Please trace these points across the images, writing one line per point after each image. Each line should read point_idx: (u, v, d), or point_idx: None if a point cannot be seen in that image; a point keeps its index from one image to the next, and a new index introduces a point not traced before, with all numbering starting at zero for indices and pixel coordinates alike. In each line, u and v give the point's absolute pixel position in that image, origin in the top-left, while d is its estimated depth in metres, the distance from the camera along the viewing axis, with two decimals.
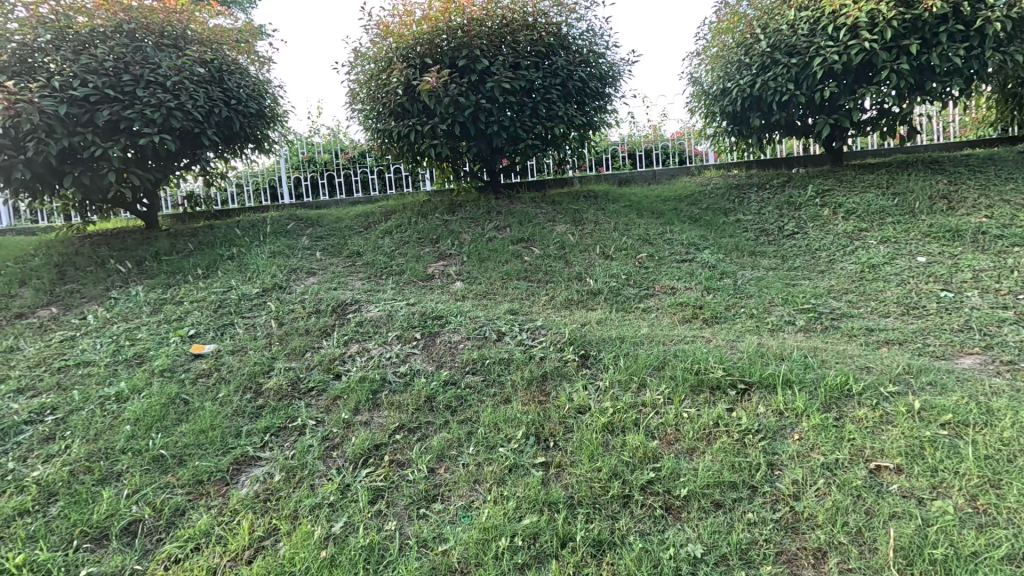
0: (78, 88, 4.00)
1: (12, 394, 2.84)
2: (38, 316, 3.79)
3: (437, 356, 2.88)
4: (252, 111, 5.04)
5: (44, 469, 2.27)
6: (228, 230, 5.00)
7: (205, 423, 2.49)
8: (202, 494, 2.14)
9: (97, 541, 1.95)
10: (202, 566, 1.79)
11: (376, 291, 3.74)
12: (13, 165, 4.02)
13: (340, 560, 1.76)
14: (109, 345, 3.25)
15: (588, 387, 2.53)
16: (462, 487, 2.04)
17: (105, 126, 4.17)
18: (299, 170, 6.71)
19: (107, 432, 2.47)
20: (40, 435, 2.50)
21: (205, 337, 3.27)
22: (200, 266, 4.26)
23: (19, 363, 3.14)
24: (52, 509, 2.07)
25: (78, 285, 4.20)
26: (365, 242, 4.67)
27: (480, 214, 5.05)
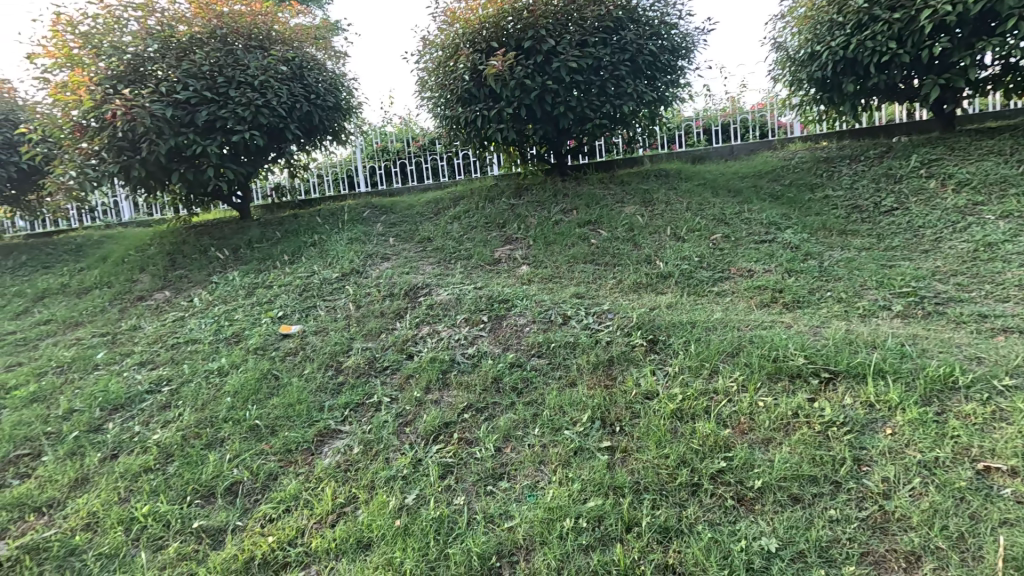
0: (181, 92, 4.41)
1: (136, 367, 3.24)
2: (155, 299, 4.28)
3: (504, 338, 2.93)
4: (329, 104, 5.32)
5: (162, 432, 2.59)
6: (311, 219, 5.33)
7: (294, 397, 2.71)
8: (291, 461, 2.34)
9: (206, 498, 2.19)
10: (292, 527, 1.97)
11: (445, 275, 3.86)
12: (131, 165, 4.52)
13: (413, 530, 1.87)
14: (211, 324, 3.61)
15: (656, 372, 2.48)
16: (527, 467, 2.08)
17: (204, 125, 4.58)
18: (374, 159, 7.00)
19: (212, 402, 2.76)
20: (158, 403, 2.84)
21: (292, 318, 3.54)
22: (287, 253, 4.59)
23: (141, 341, 3.58)
24: (170, 468, 2.36)
25: (186, 270, 4.69)
26: (435, 228, 4.80)
27: (546, 197, 5.02)
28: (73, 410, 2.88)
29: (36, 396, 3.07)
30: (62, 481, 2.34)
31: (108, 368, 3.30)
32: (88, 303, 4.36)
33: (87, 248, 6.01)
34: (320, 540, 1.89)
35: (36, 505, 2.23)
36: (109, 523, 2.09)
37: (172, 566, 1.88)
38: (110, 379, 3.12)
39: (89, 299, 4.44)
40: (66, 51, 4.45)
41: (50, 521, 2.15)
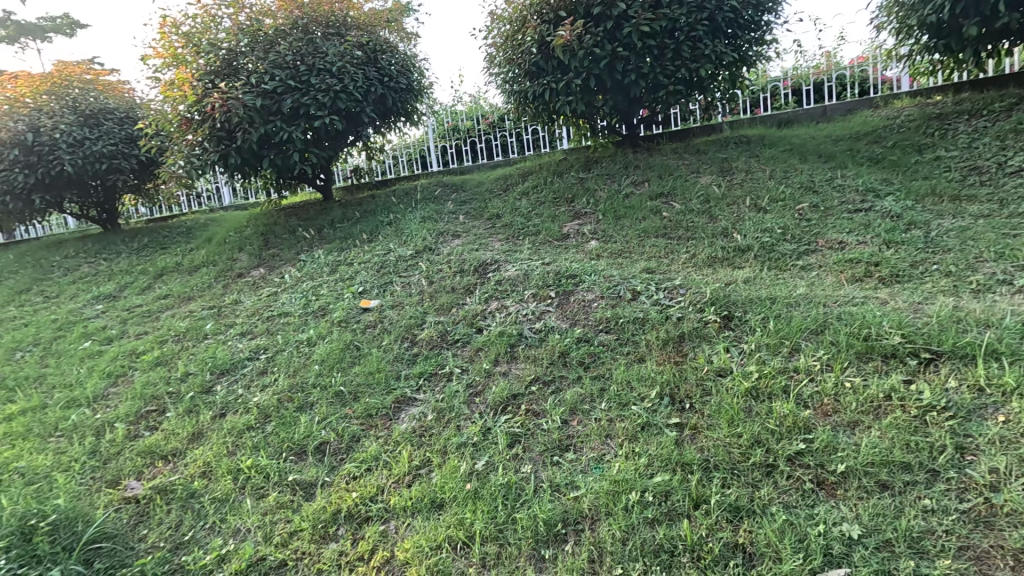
0: (268, 83, 4.71)
1: (238, 337, 3.61)
2: (252, 276, 4.71)
3: (572, 314, 2.93)
4: (402, 86, 5.49)
5: (262, 395, 2.88)
6: (387, 199, 5.56)
7: (373, 366, 2.90)
8: (372, 425, 2.52)
9: (299, 454, 2.42)
10: (373, 485, 2.13)
11: (514, 251, 3.90)
12: (229, 152, 4.91)
13: (482, 494, 1.95)
14: (301, 299, 3.91)
15: (730, 349, 2.38)
16: (594, 440, 2.10)
17: (290, 113, 4.88)
18: (445, 139, 7.13)
19: (302, 369, 3.02)
20: (258, 369, 3.16)
21: (371, 293, 3.75)
22: (366, 232, 4.84)
23: (242, 313, 3.96)
24: (268, 427, 2.62)
25: (278, 249, 5.09)
26: (504, 204, 4.85)
27: (617, 169, 4.88)
28: (189, 373, 3.26)
29: (160, 360, 3.51)
30: (182, 434, 2.68)
31: (216, 337, 3.69)
32: (198, 280, 4.88)
33: (196, 230, 6.68)
34: (397, 498, 2.03)
35: (163, 453, 2.58)
36: (220, 472, 2.37)
37: (272, 512, 2.11)
38: (218, 347, 3.50)
39: (199, 276, 4.96)
40: (173, 51, 4.89)
41: (174, 467, 2.48)
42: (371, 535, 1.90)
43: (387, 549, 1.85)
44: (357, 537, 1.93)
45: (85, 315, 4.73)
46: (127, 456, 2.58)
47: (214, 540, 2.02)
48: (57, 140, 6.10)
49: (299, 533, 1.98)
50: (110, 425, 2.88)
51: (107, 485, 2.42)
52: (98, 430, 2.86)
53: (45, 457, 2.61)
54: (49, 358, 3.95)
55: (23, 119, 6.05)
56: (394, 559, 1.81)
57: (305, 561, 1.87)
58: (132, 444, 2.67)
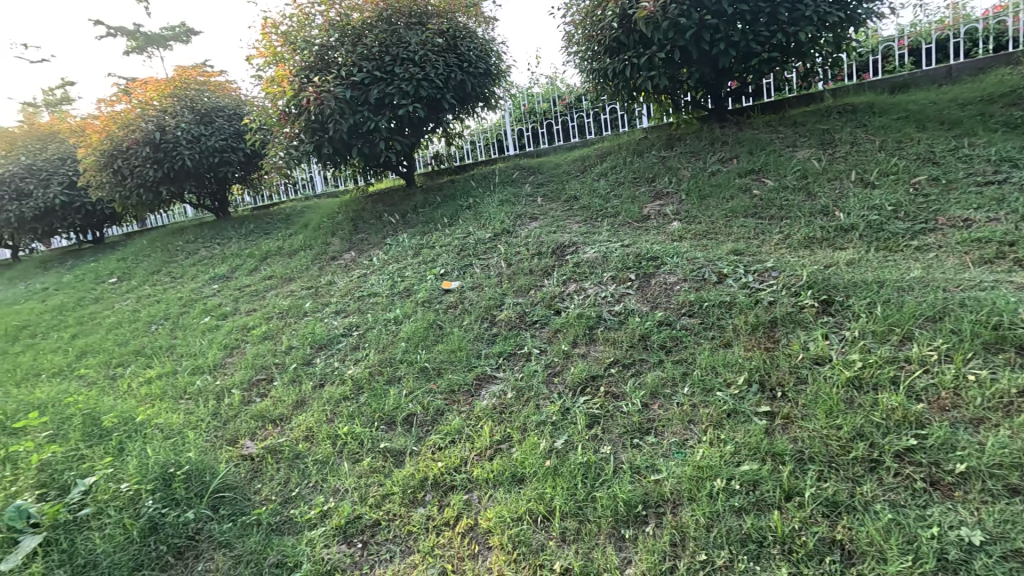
0: (357, 75, 4.96)
1: (333, 315, 3.90)
2: (344, 258, 5.04)
3: (653, 297, 2.86)
4: (480, 71, 5.57)
5: (355, 369, 3.11)
6: (466, 183, 5.69)
7: (455, 344, 3.02)
8: (455, 400, 2.64)
9: (389, 424, 2.59)
10: (457, 456, 2.24)
11: (592, 233, 3.85)
12: (322, 142, 5.23)
13: (562, 471, 1.99)
14: (387, 280, 4.13)
15: (829, 336, 2.21)
16: (676, 425, 2.06)
17: (376, 103, 5.12)
18: (522, 122, 7.13)
19: (391, 346, 3.21)
20: (351, 345, 3.40)
21: (452, 275, 3.88)
22: (447, 216, 4.99)
23: (335, 293, 4.26)
24: (361, 398, 2.83)
25: (366, 234, 5.40)
26: (582, 185, 4.79)
27: (702, 146, 4.64)
28: (292, 347, 3.58)
29: (267, 335, 3.88)
30: (287, 401, 2.96)
31: (314, 315, 4.01)
32: (296, 262, 5.30)
33: (294, 217, 7.24)
34: (480, 470, 2.12)
35: (272, 418, 2.86)
36: (321, 437, 2.60)
37: (366, 476, 2.28)
38: (316, 323, 3.81)
39: (297, 259, 5.39)
40: (273, 50, 5.25)
41: (282, 430, 2.75)
42: (456, 503, 2.01)
43: (471, 517, 1.94)
44: (442, 504, 2.05)
45: (205, 293, 5.33)
46: (243, 418, 2.90)
47: (317, 498, 2.23)
48: (179, 137, 6.84)
49: (391, 496, 2.13)
50: (228, 390, 3.24)
51: (227, 442, 2.73)
52: (219, 394, 3.24)
53: (178, 416, 3.00)
54: (177, 330, 4.50)
55: (152, 120, 6.84)
56: (478, 526, 1.90)
57: (396, 522, 2.01)
58: (246, 408, 3.00)
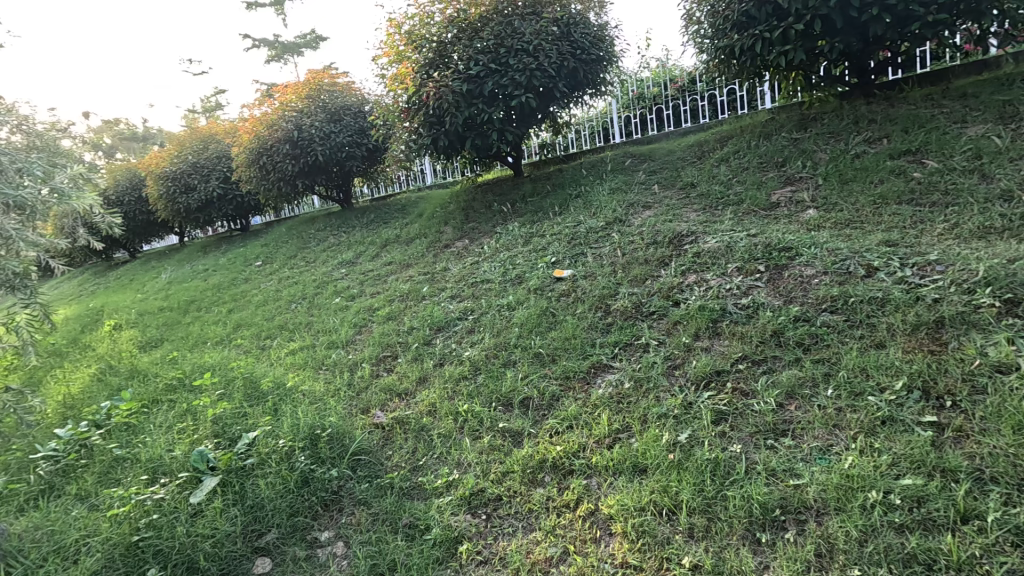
0: (473, 68, 5.12)
1: (449, 299, 4.10)
2: (456, 246, 5.27)
3: (786, 290, 2.65)
4: (592, 57, 5.49)
5: (472, 351, 3.25)
6: (575, 172, 5.66)
7: (570, 332, 3.04)
8: (570, 387, 2.66)
9: (506, 406, 2.68)
10: (575, 442, 2.26)
11: (712, 222, 3.66)
12: (438, 135, 5.49)
13: (687, 465, 1.93)
14: (499, 268, 4.26)
15: (1017, 341, 1.92)
16: (817, 429, 1.90)
17: (490, 94, 5.27)
18: (630, 108, 6.90)
19: (505, 330, 3.32)
20: (467, 328, 3.57)
21: (563, 264, 3.90)
22: (556, 205, 5.01)
23: (451, 279, 4.48)
24: (479, 378, 2.96)
25: (477, 222, 5.60)
26: (700, 172, 4.55)
27: (843, 126, 4.18)
28: (413, 328, 3.84)
29: (390, 315, 4.20)
30: (411, 377, 3.18)
31: (431, 299, 4.26)
32: (413, 249, 5.64)
33: (409, 207, 7.70)
34: (599, 457, 2.13)
35: (398, 392, 3.10)
36: (443, 412, 2.76)
37: (487, 452, 2.39)
38: (434, 307, 4.04)
39: (414, 246, 5.73)
40: (396, 50, 5.58)
41: (408, 404, 2.96)
42: (576, 486, 2.04)
43: (592, 502, 1.96)
44: (562, 486, 2.09)
45: (334, 276, 5.88)
46: (374, 390, 3.17)
47: (443, 468, 2.37)
48: (313, 134, 7.56)
49: (511, 474, 2.21)
50: (359, 364, 3.56)
51: (361, 411, 3.01)
52: (352, 367, 3.56)
53: (319, 384, 3.36)
54: (313, 309, 5.02)
55: (291, 120, 7.63)
56: (599, 512, 1.91)
57: (517, 500, 2.09)
58: (376, 381, 3.27)
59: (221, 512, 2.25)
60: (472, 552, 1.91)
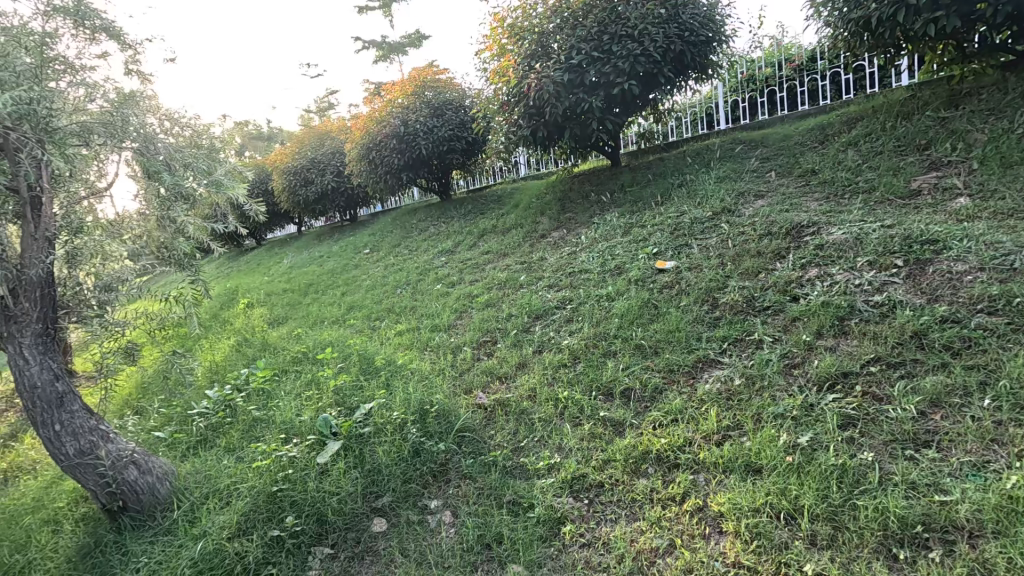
0: (575, 56, 5.08)
1: (547, 288, 4.15)
2: (553, 237, 5.30)
3: (929, 288, 2.39)
4: (702, 39, 5.23)
5: (570, 339, 3.28)
6: (678, 160, 5.44)
7: (674, 324, 2.95)
8: (674, 380, 2.59)
9: (606, 396, 2.68)
10: (681, 436, 2.20)
11: (838, 212, 3.35)
12: (538, 126, 5.53)
13: (810, 470, 1.81)
14: (598, 258, 4.22)
15: None
16: (970, 442, 1.72)
17: (591, 83, 5.21)
18: (738, 92, 6.46)
19: (605, 321, 3.30)
20: (565, 317, 3.59)
21: (666, 255, 3.78)
22: (658, 195, 4.86)
23: (548, 269, 4.53)
24: (579, 366, 2.98)
25: (574, 213, 5.59)
26: (823, 158, 4.18)
27: (1006, 102, 3.64)
28: (512, 315, 3.94)
29: (489, 302, 4.33)
30: (511, 362, 3.28)
31: (529, 287, 4.33)
32: (510, 239, 5.76)
33: (505, 198, 7.86)
34: (707, 453, 2.06)
35: (499, 375, 3.21)
36: (543, 397, 2.81)
37: (587, 439, 2.40)
38: (532, 295, 4.10)
39: (511, 236, 5.86)
40: (499, 43, 5.70)
41: (509, 387, 3.06)
42: (683, 481, 1.99)
43: (700, 498, 1.90)
44: (667, 479, 2.05)
45: (435, 264, 6.18)
46: (475, 373, 3.31)
47: (544, 452, 2.42)
48: (418, 129, 7.97)
49: (613, 463, 2.21)
50: (461, 347, 3.73)
51: (464, 390, 3.16)
52: (454, 349, 3.74)
53: (425, 364, 3.57)
54: (417, 294, 5.32)
55: (399, 117, 8.11)
56: (708, 509, 1.85)
57: (620, 488, 2.09)
58: (477, 364, 3.41)
59: (344, 473, 2.48)
60: (575, 534, 1.94)
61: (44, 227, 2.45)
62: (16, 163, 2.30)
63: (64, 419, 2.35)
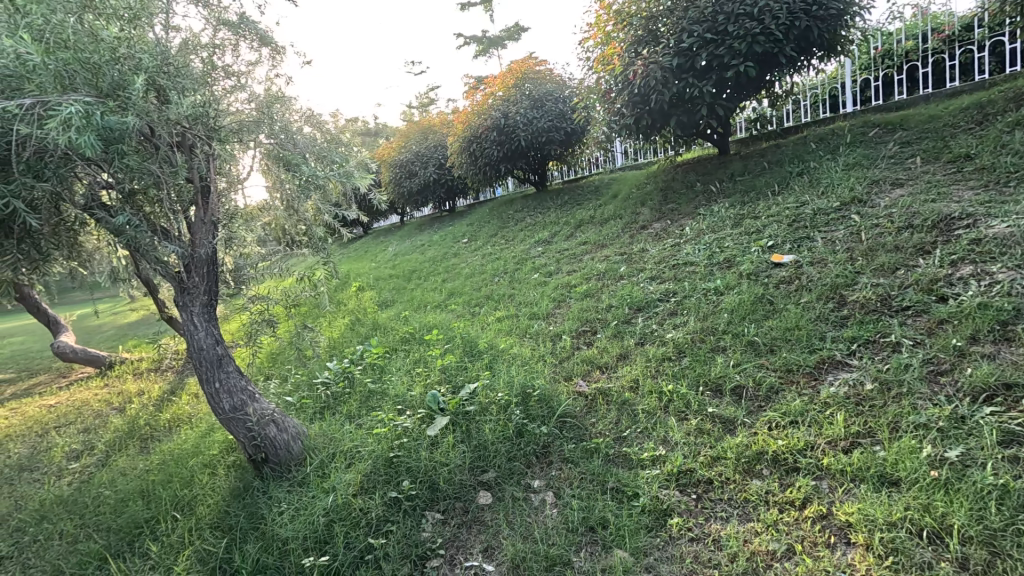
0: (686, 40, 4.87)
1: (649, 280, 4.06)
2: (654, 228, 5.15)
3: None
4: (832, 13, 4.77)
5: (675, 332, 3.19)
6: (797, 146, 5.04)
7: (793, 322, 2.77)
8: (792, 380, 2.44)
9: (715, 392, 2.58)
10: (801, 439, 2.07)
11: (999, 203, 2.94)
12: (642, 114, 5.39)
13: (960, 487, 1.65)
14: (705, 251, 4.04)
15: None
16: None
17: (702, 67, 4.97)
18: (869, 70, 5.79)
19: (713, 315, 3.16)
20: (669, 310, 3.50)
21: (783, 248, 3.54)
22: (774, 184, 4.55)
23: (649, 261, 4.42)
24: (685, 360, 2.89)
25: (677, 204, 5.38)
26: (979, 141, 3.67)
27: None
28: (612, 306, 3.91)
29: (588, 293, 4.33)
30: (612, 352, 3.27)
31: (629, 279, 4.27)
32: (608, 230, 5.69)
33: (603, 188, 7.76)
34: (832, 459, 1.93)
35: (599, 365, 3.21)
36: (646, 389, 2.78)
37: (695, 435, 2.34)
38: (633, 287, 4.04)
39: (609, 227, 5.79)
40: (604, 31, 5.63)
41: (610, 377, 3.05)
42: (803, 485, 1.88)
43: (824, 506, 1.79)
44: (784, 482, 1.94)
45: (532, 254, 6.27)
46: (575, 360, 3.34)
47: (648, 443, 2.39)
48: (518, 121, 8.09)
49: (723, 460, 2.14)
50: (560, 335, 3.78)
51: (564, 377, 3.20)
52: (553, 337, 3.80)
53: (526, 349, 3.66)
54: (514, 283, 5.45)
55: (500, 110, 8.30)
56: (833, 517, 1.74)
57: (731, 486, 2.01)
58: (577, 353, 3.44)
59: (452, 447, 2.64)
60: (683, 527, 1.91)
61: (211, 212, 2.86)
62: (192, 158, 2.71)
63: (223, 377, 2.75)
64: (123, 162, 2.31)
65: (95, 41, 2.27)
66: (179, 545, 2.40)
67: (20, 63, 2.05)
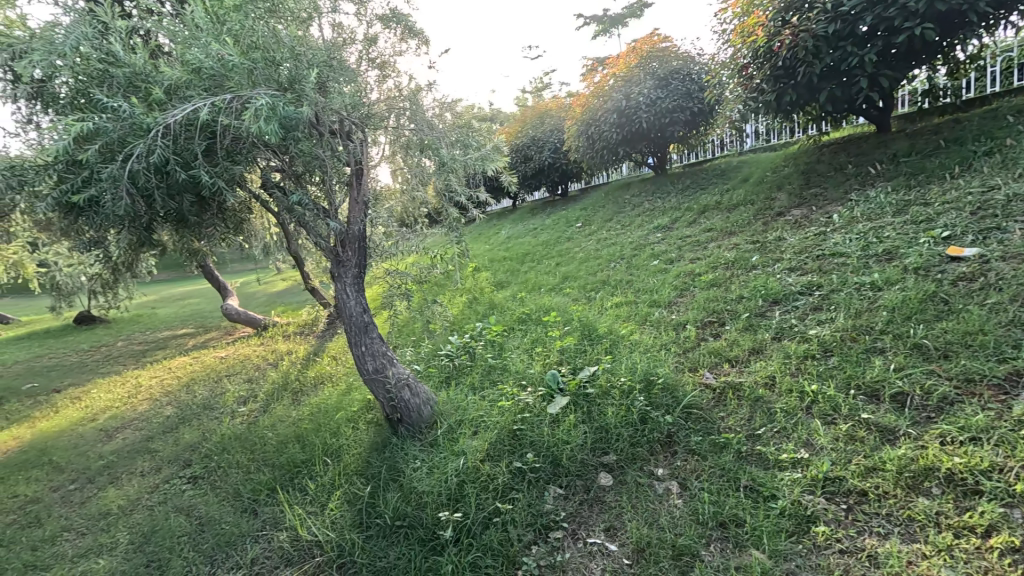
0: (847, 3, 4.33)
1: (787, 271, 3.73)
2: (793, 215, 4.70)
3: None
4: None
5: (820, 329, 2.90)
6: (983, 122, 4.31)
7: (975, 325, 2.42)
8: (971, 392, 2.13)
9: (870, 397, 2.32)
10: (985, 459, 1.81)
11: None
12: (785, 90, 4.91)
13: None
14: (858, 241, 3.61)
15: None
16: None
17: (865, 34, 4.39)
18: None
19: (868, 313, 2.83)
20: (812, 304, 3.19)
21: (962, 240, 3.06)
22: (951, 166, 3.93)
23: (787, 250, 4.05)
24: (831, 360, 2.63)
25: (822, 189, 4.86)
26: None
27: None
28: (743, 296, 3.66)
29: (714, 282, 4.10)
30: (744, 346, 3.07)
31: (763, 269, 3.95)
32: (738, 216, 5.30)
33: (730, 172, 7.26)
34: None
35: (729, 357, 3.04)
36: (784, 387, 2.57)
37: (845, 441, 2.13)
38: (768, 278, 3.74)
39: (738, 213, 5.39)
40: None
41: (741, 371, 2.87)
42: (989, 512, 1.65)
43: (1016, 538, 1.57)
44: (960, 505, 1.72)
45: (650, 241, 6.06)
46: (701, 352, 3.19)
47: (787, 444, 2.22)
48: (641, 102, 7.81)
49: (881, 472, 1.92)
50: (684, 325, 3.63)
51: (689, 367, 3.08)
52: (676, 326, 3.66)
53: (647, 337, 3.57)
54: (632, 269, 5.31)
55: (621, 91, 8.07)
56: None
57: (891, 501, 1.82)
58: (702, 344, 3.29)
59: (573, 426, 2.68)
60: (831, 537, 1.77)
61: (362, 192, 3.10)
62: (348, 144, 2.98)
63: (368, 342, 3.06)
64: (298, 148, 2.62)
65: (278, 42, 2.58)
66: (331, 486, 2.73)
67: (221, 64, 2.40)
